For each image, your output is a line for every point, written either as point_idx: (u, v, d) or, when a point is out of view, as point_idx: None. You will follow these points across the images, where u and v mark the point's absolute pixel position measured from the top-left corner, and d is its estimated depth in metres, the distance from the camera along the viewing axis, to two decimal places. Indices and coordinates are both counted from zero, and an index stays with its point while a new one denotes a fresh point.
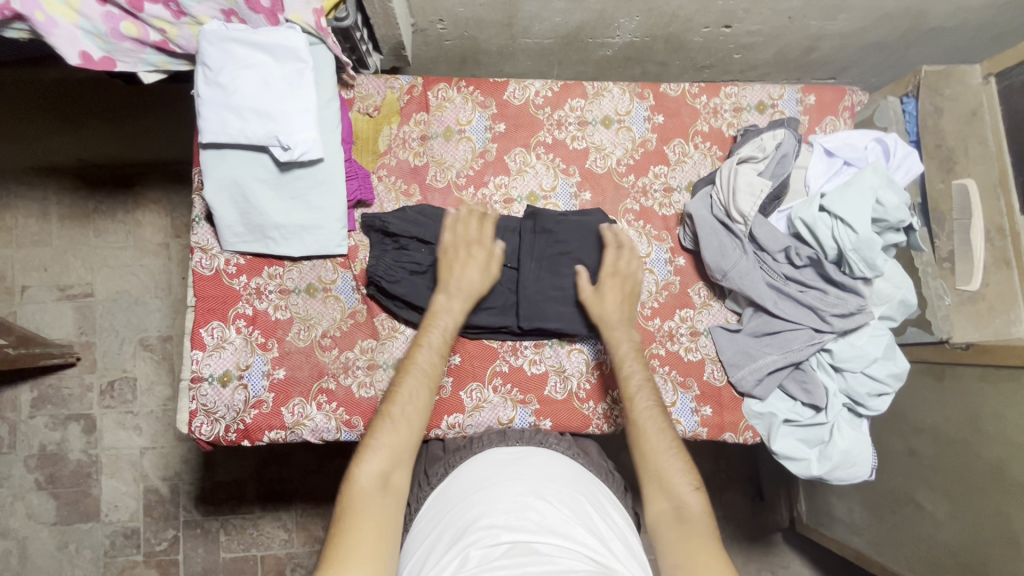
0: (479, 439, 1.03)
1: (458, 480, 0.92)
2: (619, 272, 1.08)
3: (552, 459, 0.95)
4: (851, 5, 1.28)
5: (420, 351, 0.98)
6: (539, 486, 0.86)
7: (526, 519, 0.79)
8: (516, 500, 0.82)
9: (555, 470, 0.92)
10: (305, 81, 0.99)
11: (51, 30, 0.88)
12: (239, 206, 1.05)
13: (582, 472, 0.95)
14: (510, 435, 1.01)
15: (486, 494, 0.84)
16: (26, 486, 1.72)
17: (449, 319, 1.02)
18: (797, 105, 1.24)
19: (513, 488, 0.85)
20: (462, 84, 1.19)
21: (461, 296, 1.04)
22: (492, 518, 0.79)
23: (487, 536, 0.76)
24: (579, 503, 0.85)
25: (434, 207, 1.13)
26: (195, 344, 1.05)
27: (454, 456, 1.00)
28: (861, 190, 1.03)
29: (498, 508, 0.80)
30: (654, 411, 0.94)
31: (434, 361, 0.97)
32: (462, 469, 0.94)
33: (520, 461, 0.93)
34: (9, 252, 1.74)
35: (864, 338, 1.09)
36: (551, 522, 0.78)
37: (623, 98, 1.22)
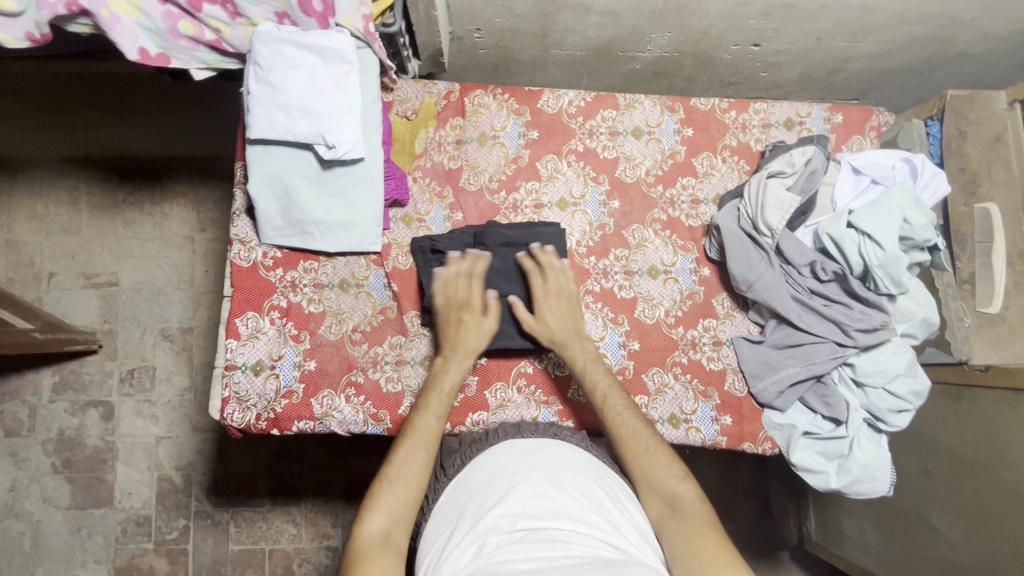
0: (495, 432, 1.05)
1: (476, 468, 0.94)
2: (554, 292, 1.11)
3: (564, 449, 0.96)
4: (879, 28, 1.31)
5: (421, 414, 0.98)
6: (556, 475, 0.88)
7: (541, 507, 0.81)
8: (533, 488, 0.85)
9: (569, 460, 0.93)
10: (352, 83, 1.02)
11: (114, 26, 0.93)
12: (281, 202, 1.08)
13: (596, 462, 0.96)
14: (526, 428, 1.04)
15: (503, 483, 0.87)
16: (43, 469, 1.75)
17: (448, 378, 1.03)
18: (825, 123, 1.27)
19: (531, 476, 0.87)
20: (497, 91, 1.22)
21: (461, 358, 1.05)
22: (508, 505, 0.82)
23: (504, 523, 0.79)
24: (594, 490, 0.87)
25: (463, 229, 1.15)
26: (230, 333, 1.09)
27: (470, 448, 1.02)
28: (889, 208, 1.04)
29: (515, 495, 0.83)
30: (632, 417, 0.99)
31: (434, 428, 0.96)
32: (478, 460, 0.97)
33: (536, 451, 0.95)
34: (40, 238, 1.79)
35: (887, 354, 1.10)
36: (566, 508, 0.81)
37: (654, 110, 1.24)
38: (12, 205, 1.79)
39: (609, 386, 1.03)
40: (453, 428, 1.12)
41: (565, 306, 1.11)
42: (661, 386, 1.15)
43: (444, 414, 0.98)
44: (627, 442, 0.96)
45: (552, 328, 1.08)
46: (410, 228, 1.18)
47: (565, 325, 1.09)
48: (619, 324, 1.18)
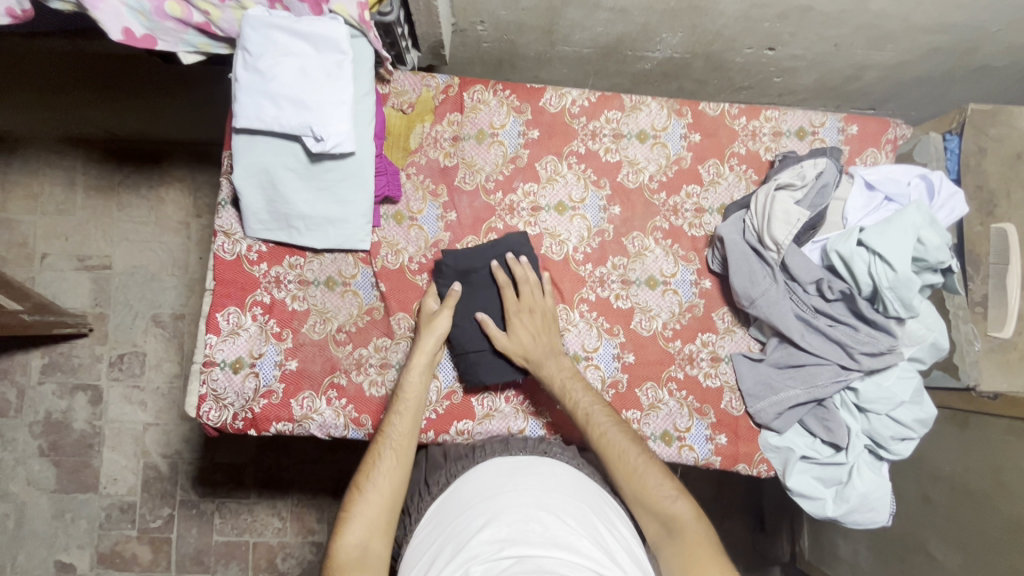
0: (484, 446, 1.02)
1: (461, 491, 0.90)
2: (527, 307, 1.06)
3: (555, 468, 0.92)
4: (899, 36, 1.25)
5: (393, 418, 0.95)
6: (546, 498, 0.83)
7: (529, 531, 0.76)
8: (521, 511, 0.80)
9: (560, 482, 0.89)
10: (344, 73, 0.97)
11: (97, 5, 0.89)
12: (267, 194, 1.04)
13: (587, 483, 0.92)
14: (513, 445, 1.00)
15: (489, 505, 0.82)
16: (29, 452, 1.73)
17: (413, 377, 1.00)
18: (839, 134, 1.21)
19: (518, 500, 0.83)
20: (498, 87, 1.17)
21: (425, 364, 1.02)
22: (494, 530, 0.77)
23: (490, 550, 0.73)
24: (584, 513, 0.83)
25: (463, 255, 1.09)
26: (210, 327, 1.05)
27: (455, 465, 0.99)
28: (903, 228, 0.97)
29: (501, 519, 0.78)
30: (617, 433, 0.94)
31: (403, 429, 0.94)
32: (465, 478, 0.93)
33: (524, 471, 0.90)
34: (33, 217, 1.76)
35: (892, 380, 1.04)
36: (556, 533, 0.76)
37: (660, 113, 1.19)
38: (7, 182, 1.76)
39: (594, 405, 0.99)
40: (437, 436, 1.09)
41: (539, 322, 1.07)
42: (655, 401, 1.12)
43: (411, 417, 0.96)
44: (617, 465, 0.91)
45: (524, 346, 1.04)
46: (402, 227, 1.13)
47: (538, 343, 1.05)
48: (614, 334, 1.14)
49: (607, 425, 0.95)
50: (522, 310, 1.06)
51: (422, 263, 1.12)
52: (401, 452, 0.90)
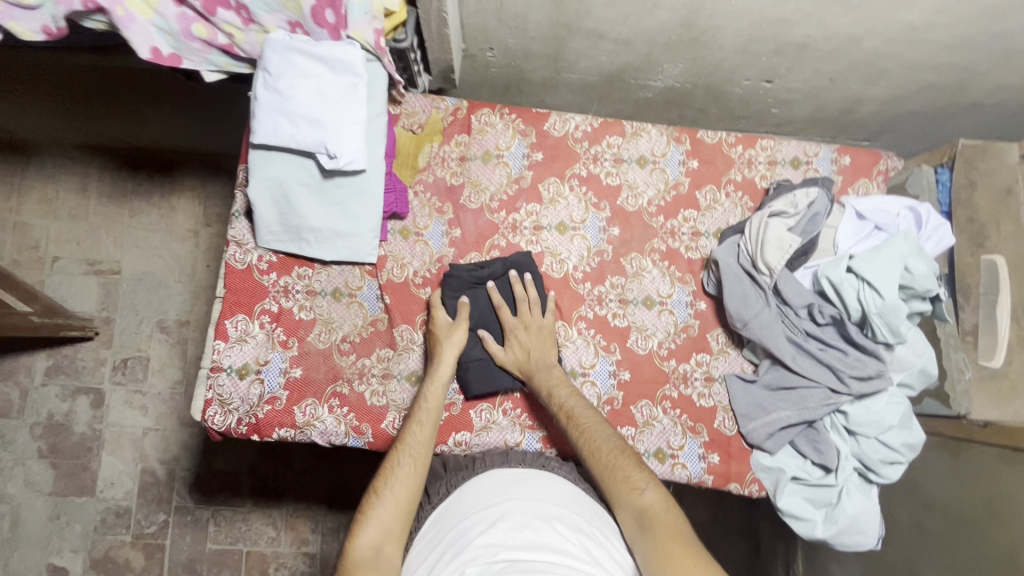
0: (482, 458, 1.04)
1: (462, 498, 0.92)
2: (524, 324, 1.11)
3: (552, 480, 0.95)
4: (891, 73, 1.31)
5: (413, 427, 0.98)
6: (543, 508, 0.86)
7: (523, 539, 0.79)
8: (517, 519, 0.83)
9: (556, 493, 0.91)
10: (358, 95, 1.02)
11: (128, 25, 0.93)
12: (280, 206, 1.08)
13: (583, 497, 0.94)
14: (512, 458, 1.03)
15: (487, 512, 0.85)
16: (28, 453, 1.75)
17: (434, 387, 1.03)
18: (832, 165, 1.25)
19: (515, 508, 0.86)
20: (505, 111, 1.22)
21: (444, 374, 1.04)
22: (490, 535, 0.80)
23: (485, 553, 0.77)
24: (578, 522, 0.86)
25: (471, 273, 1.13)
26: (218, 334, 1.08)
27: (456, 475, 1.01)
28: (890, 256, 1.01)
29: (498, 525, 0.81)
30: (597, 431, 0.98)
31: (422, 437, 0.96)
32: (466, 487, 0.95)
33: (521, 482, 0.93)
34: (47, 222, 1.81)
35: (881, 404, 1.07)
36: (550, 541, 0.79)
37: (660, 140, 1.24)
38: (24, 187, 1.81)
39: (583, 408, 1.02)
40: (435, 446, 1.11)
41: (541, 337, 1.11)
42: (649, 418, 1.14)
43: (431, 426, 0.98)
44: (595, 457, 0.95)
45: (520, 359, 1.09)
46: (408, 242, 1.17)
47: (532, 356, 1.09)
48: (611, 352, 1.17)
49: (591, 422, 1.00)
50: (524, 328, 1.11)
51: (426, 277, 1.16)
52: (419, 461, 0.93)
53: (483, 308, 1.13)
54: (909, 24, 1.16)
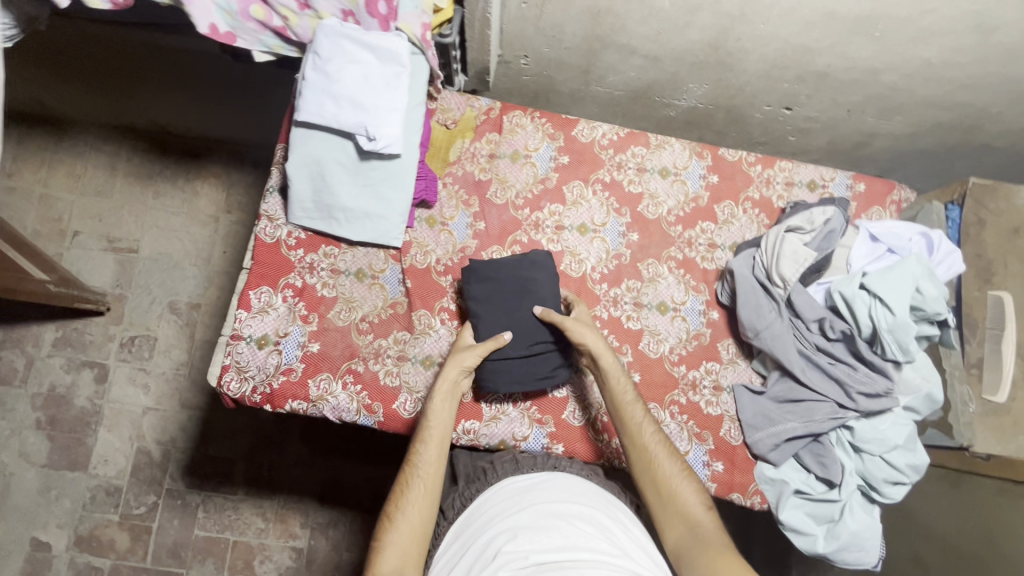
0: (494, 468, 1.04)
1: (480, 513, 0.92)
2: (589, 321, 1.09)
3: (570, 480, 0.96)
4: (907, 108, 1.36)
5: (419, 447, 0.96)
6: (563, 508, 0.88)
7: (551, 540, 0.80)
8: (541, 523, 0.84)
9: (574, 493, 0.93)
10: (401, 84, 1.07)
11: (192, 0, 0.99)
12: (315, 184, 1.11)
13: (600, 493, 0.96)
14: (524, 463, 1.03)
15: (511, 522, 0.85)
16: (26, 423, 1.75)
17: (441, 405, 0.99)
18: (847, 190, 1.29)
19: (537, 514, 0.86)
20: (536, 115, 1.27)
21: (447, 395, 1.00)
22: (517, 542, 0.80)
23: (516, 559, 0.77)
24: (599, 518, 0.87)
25: (502, 264, 1.11)
26: (242, 303, 1.11)
27: (469, 488, 1.02)
28: (903, 275, 1.03)
29: (524, 532, 0.82)
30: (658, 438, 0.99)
31: (432, 459, 0.94)
32: (483, 498, 0.96)
33: (537, 488, 0.94)
34: (72, 197, 1.86)
35: (887, 424, 1.08)
36: (578, 539, 0.81)
37: (683, 153, 1.28)
38: (53, 161, 1.87)
39: (646, 416, 1.00)
40: None
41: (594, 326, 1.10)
42: (657, 422, 1.15)
43: (439, 445, 0.96)
44: (653, 472, 0.95)
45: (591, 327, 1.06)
46: (433, 230, 1.21)
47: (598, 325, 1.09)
48: (623, 353, 1.19)
49: (642, 420, 1.00)
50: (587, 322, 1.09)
51: (448, 266, 1.19)
52: (430, 484, 0.92)
53: (509, 309, 1.08)
54: (927, 61, 1.22)
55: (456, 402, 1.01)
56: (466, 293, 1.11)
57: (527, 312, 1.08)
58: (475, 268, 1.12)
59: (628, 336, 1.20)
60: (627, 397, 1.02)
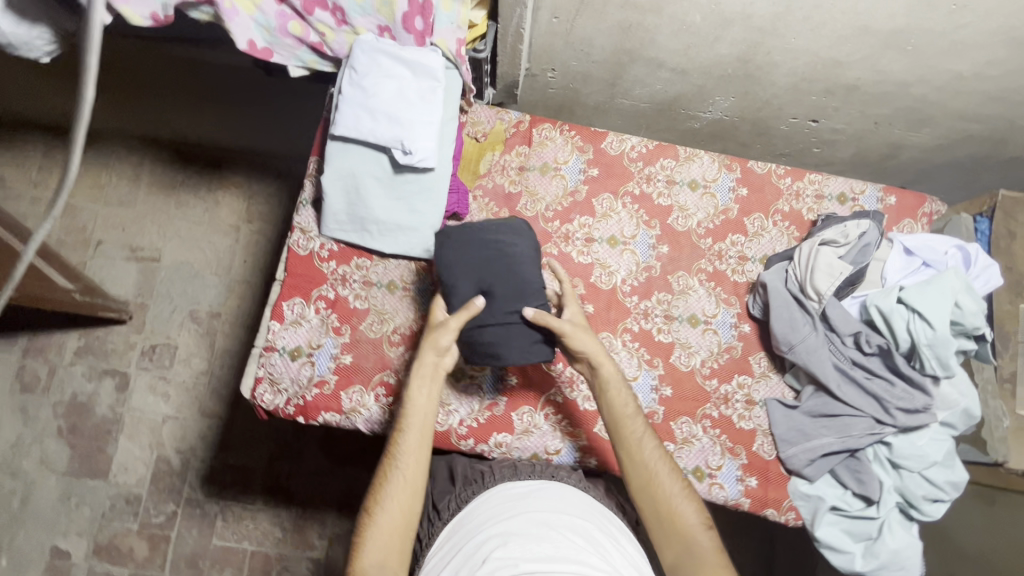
0: (492, 471, 1.03)
1: (471, 516, 0.91)
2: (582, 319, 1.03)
3: (565, 491, 0.96)
4: (936, 120, 1.35)
5: (400, 436, 0.93)
6: (555, 518, 0.86)
7: (541, 550, 0.78)
8: (533, 532, 0.82)
9: (568, 504, 0.92)
10: (435, 98, 1.08)
11: (233, 18, 1.03)
12: (349, 197, 1.12)
13: (594, 505, 0.95)
14: (522, 470, 1.03)
15: (502, 528, 0.84)
16: (48, 431, 1.77)
17: (422, 391, 0.95)
18: (877, 203, 1.29)
19: (530, 521, 0.85)
20: (565, 127, 1.28)
21: (430, 377, 0.96)
22: (506, 549, 0.79)
23: (504, 566, 0.76)
24: (592, 532, 0.86)
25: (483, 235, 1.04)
26: (276, 315, 1.13)
27: (466, 490, 1.01)
28: (942, 290, 1.02)
29: (515, 539, 0.80)
30: (660, 454, 0.94)
31: (413, 448, 0.91)
32: (476, 503, 0.94)
33: (533, 495, 0.93)
34: (96, 207, 1.86)
35: (925, 440, 1.07)
36: (567, 552, 0.78)
37: (712, 166, 1.28)
38: (77, 172, 1.85)
39: (644, 428, 0.95)
40: (475, 446, 1.12)
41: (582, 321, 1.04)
42: (689, 436, 1.15)
43: (421, 434, 0.92)
44: (652, 489, 0.90)
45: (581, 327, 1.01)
46: None
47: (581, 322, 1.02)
48: (653, 366, 1.18)
49: (639, 432, 0.94)
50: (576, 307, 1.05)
51: None
52: (411, 474, 0.89)
53: (486, 278, 1.00)
54: (959, 74, 1.21)
55: (438, 384, 0.96)
56: (438, 258, 1.04)
57: (507, 280, 1.01)
58: (450, 232, 1.04)
59: (659, 348, 1.19)
60: (630, 409, 0.96)
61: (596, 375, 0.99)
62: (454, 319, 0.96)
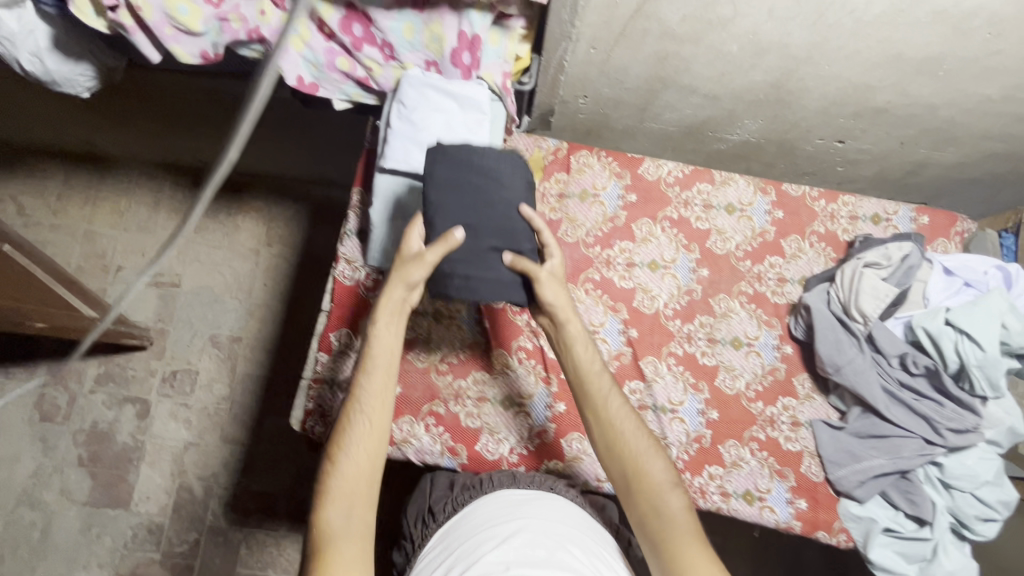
0: (490, 479, 1.03)
1: (466, 522, 0.91)
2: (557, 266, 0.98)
3: (559, 502, 0.96)
4: (961, 140, 1.38)
5: (363, 379, 0.86)
6: (552, 527, 0.86)
7: (535, 555, 0.78)
8: (528, 538, 0.82)
9: (566, 516, 0.91)
10: (483, 131, 1.10)
11: (283, 55, 1.05)
12: (397, 229, 1.14)
13: (591, 520, 0.95)
14: (521, 479, 1.02)
15: (496, 533, 0.84)
16: (68, 460, 1.74)
17: (386, 330, 0.88)
18: (911, 223, 1.31)
19: (525, 528, 0.85)
20: (602, 154, 1.30)
21: (396, 313, 0.89)
22: (501, 553, 0.78)
23: (497, 569, 0.75)
24: (587, 545, 0.85)
25: (470, 164, 0.97)
26: (323, 347, 1.13)
27: (464, 494, 1.01)
28: (988, 311, 1.04)
29: (510, 543, 0.80)
30: (629, 413, 0.91)
31: (377, 390, 0.85)
32: (470, 510, 0.94)
33: (532, 505, 0.93)
34: (115, 233, 1.82)
35: (974, 459, 1.07)
36: (561, 559, 0.78)
37: (747, 190, 1.30)
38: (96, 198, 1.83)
39: (613, 386, 0.92)
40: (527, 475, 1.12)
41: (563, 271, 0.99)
42: (738, 459, 1.15)
43: (385, 376, 0.86)
44: (624, 450, 0.88)
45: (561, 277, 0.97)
46: None
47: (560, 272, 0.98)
48: (699, 390, 1.19)
49: (607, 389, 0.92)
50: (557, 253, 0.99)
51: None
52: (377, 422, 0.83)
53: (471, 211, 0.94)
54: (987, 97, 1.24)
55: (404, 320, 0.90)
56: (430, 175, 0.96)
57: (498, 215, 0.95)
58: (443, 149, 0.97)
59: (703, 371, 1.20)
60: (596, 366, 0.93)
61: (560, 331, 0.95)
62: (429, 252, 0.88)
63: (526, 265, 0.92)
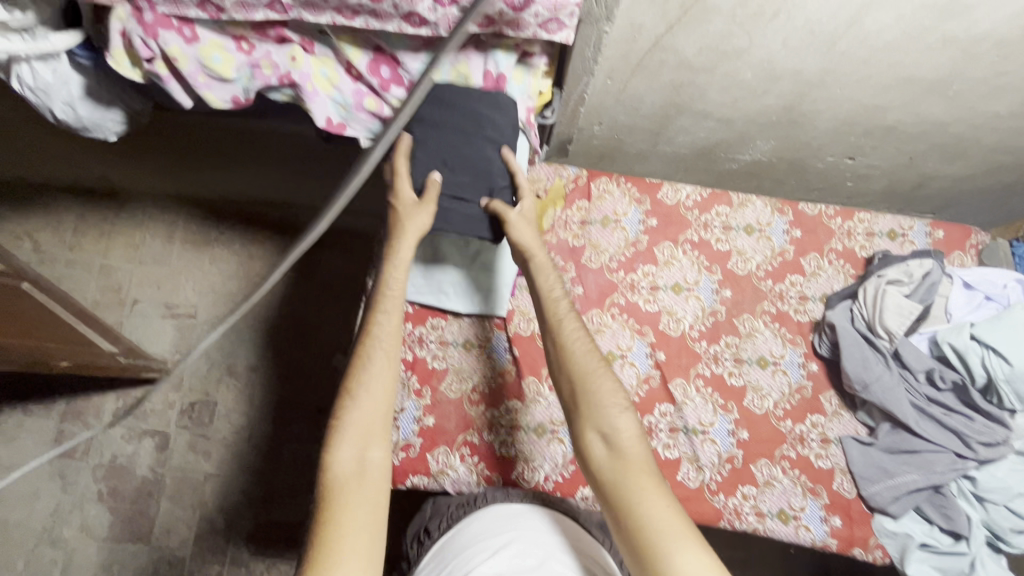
0: (484, 496, 1.04)
1: (461, 533, 0.93)
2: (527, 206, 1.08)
3: (551, 513, 0.97)
4: (969, 154, 1.41)
5: (380, 318, 0.97)
6: (544, 538, 0.88)
7: (527, 566, 0.80)
8: (521, 548, 0.84)
9: (559, 526, 0.93)
10: None
11: (312, 98, 1.08)
12: (427, 262, 1.18)
13: (586, 531, 0.97)
14: (514, 493, 1.04)
15: (489, 543, 0.86)
16: (87, 496, 1.74)
17: (397, 273, 1.00)
18: (927, 238, 1.33)
19: (518, 538, 0.87)
20: (621, 181, 1.33)
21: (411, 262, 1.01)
22: (493, 565, 0.80)
23: None
24: (579, 553, 0.88)
25: (459, 95, 1.02)
26: None
27: (459, 510, 1.02)
28: (1013, 325, 1.06)
29: (503, 554, 0.82)
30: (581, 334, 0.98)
31: (391, 327, 0.96)
32: (465, 522, 0.96)
33: (526, 514, 0.94)
34: (130, 265, 1.84)
35: (1005, 471, 1.09)
36: (551, 569, 0.81)
37: (765, 210, 1.33)
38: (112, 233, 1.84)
39: (568, 310, 1.01)
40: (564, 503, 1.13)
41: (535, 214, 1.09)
42: (770, 479, 1.16)
43: (398, 317, 0.97)
44: (579, 368, 0.95)
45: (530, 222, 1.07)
46: None
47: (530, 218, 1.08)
48: (728, 411, 1.20)
49: (566, 312, 1.01)
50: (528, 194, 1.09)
51: None
52: (391, 353, 0.93)
53: (448, 152, 1.03)
54: (995, 113, 1.28)
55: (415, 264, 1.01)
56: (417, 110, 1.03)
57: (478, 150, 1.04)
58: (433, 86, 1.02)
59: (732, 391, 1.21)
60: (556, 294, 1.04)
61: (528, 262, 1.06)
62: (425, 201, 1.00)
63: (497, 207, 1.03)
